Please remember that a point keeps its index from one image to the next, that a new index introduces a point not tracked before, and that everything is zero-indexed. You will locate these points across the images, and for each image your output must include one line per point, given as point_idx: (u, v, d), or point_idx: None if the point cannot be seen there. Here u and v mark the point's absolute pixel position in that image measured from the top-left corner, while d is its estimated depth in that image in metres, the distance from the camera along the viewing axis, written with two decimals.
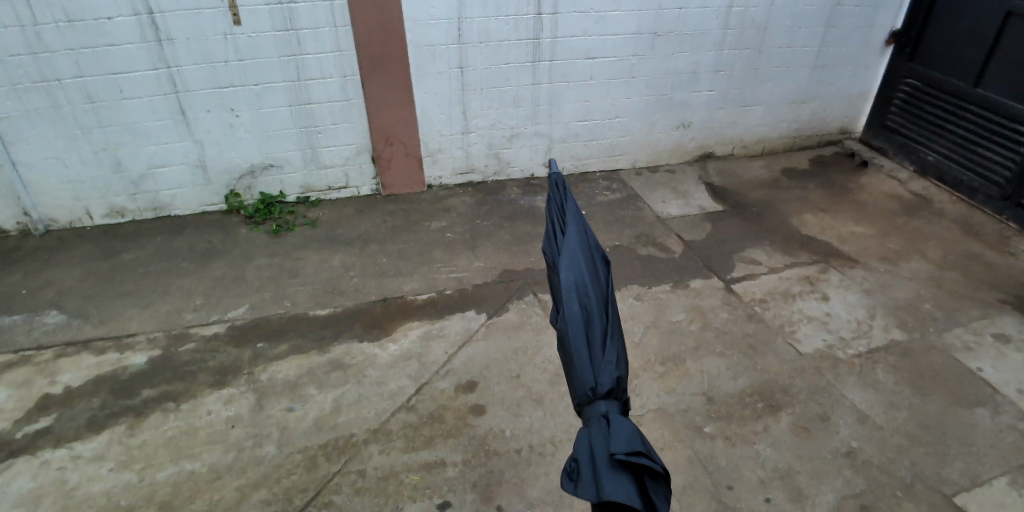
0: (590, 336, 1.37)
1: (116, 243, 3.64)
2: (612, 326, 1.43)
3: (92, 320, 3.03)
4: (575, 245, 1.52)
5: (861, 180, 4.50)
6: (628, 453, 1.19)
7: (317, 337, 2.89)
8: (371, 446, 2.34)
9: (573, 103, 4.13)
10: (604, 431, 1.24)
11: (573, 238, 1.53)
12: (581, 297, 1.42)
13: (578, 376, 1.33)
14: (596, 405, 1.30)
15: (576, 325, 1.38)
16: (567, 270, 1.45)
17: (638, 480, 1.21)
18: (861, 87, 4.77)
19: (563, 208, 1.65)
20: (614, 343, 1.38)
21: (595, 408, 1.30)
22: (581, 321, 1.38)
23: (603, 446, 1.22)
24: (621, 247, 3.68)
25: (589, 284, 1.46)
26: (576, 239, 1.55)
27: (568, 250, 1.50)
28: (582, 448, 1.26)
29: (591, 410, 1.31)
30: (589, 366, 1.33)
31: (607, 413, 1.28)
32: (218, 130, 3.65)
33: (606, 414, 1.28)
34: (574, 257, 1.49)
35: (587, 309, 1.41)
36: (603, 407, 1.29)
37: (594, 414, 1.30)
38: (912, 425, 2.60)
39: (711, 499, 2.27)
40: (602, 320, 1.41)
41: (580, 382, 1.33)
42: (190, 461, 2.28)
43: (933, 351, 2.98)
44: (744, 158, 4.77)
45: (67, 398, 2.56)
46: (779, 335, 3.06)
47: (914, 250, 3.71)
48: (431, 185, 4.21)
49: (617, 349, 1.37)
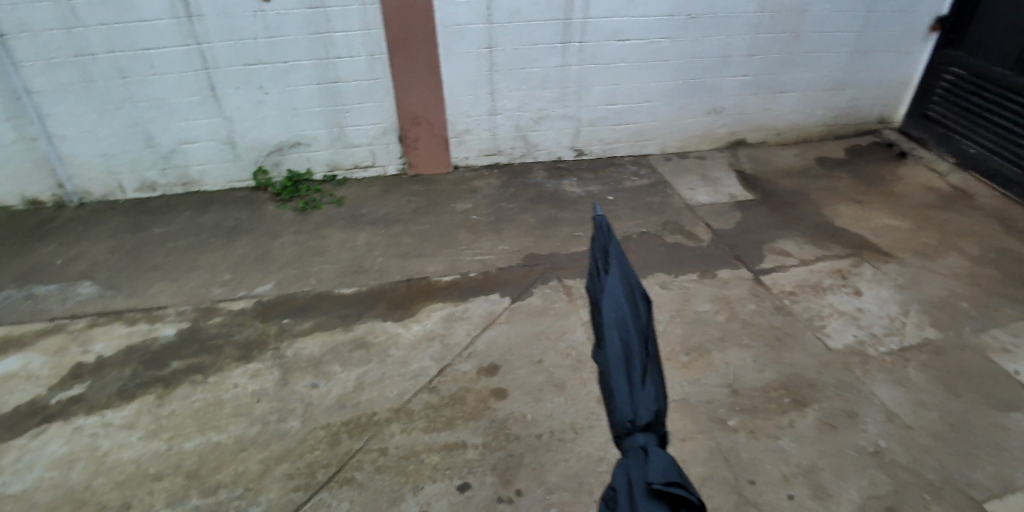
0: (632, 371, 1.34)
1: (146, 217, 3.70)
2: (653, 363, 1.40)
3: (124, 291, 3.09)
4: (618, 282, 1.49)
5: (898, 172, 4.35)
6: (664, 482, 1.16)
7: (341, 315, 2.91)
8: (392, 425, 2.35)
9: (602, 86, 4.06)
10: (642, 461, 1.23)
11: (616, 276, 1.49)
12: (623, 332, 1.40)
13: (617, 408, 1.32)
14: (635, 437, 1.29)
15: (617, 361, 1.35)
16: (609, 307, 1.42)
17: (674, 511, 1.16)
18: (903, 74, 4.59)
19: (605, 246, 1.60)
20: (653, 378, 1.36)
21: (634, 440, 1.29)
22: (623, 357, 1.36)
23: (640, 477, 1.20)
24: (648, 234, 3.62)
25: (631, 321, 1.42)
26: (620, 275, 1.51)
27: (611, 287, 1.47)
28: (620, 479, 1.25)
29: (629, 442, 1.30)
30: (628, 402, 1.31)
31: (645, 445, 1.27)
32: (246, 107, 3.66)
33: (644, 446, 1.27)
34: (616, 295, 1.45)
35: (629, 345, 1.38)
36: (641, 438, 1.28)
37: (632, 446, 1.29)
38: (943, 426, 2.52)
39: (731, 492, 2.24)
40: (643, 356, 1.38)
41: (619, 415, 1.32)
42: (216, 433, 2.32)
43: (967, 351, 2.89)
44: (777, 145, 4.65)
45: (99, 367, 2.63)
46: (807, 328, 2.99)
47: (952, 246, 3.59)
48: (457, 165, 4.19)
49: (655, 384, 1.35)
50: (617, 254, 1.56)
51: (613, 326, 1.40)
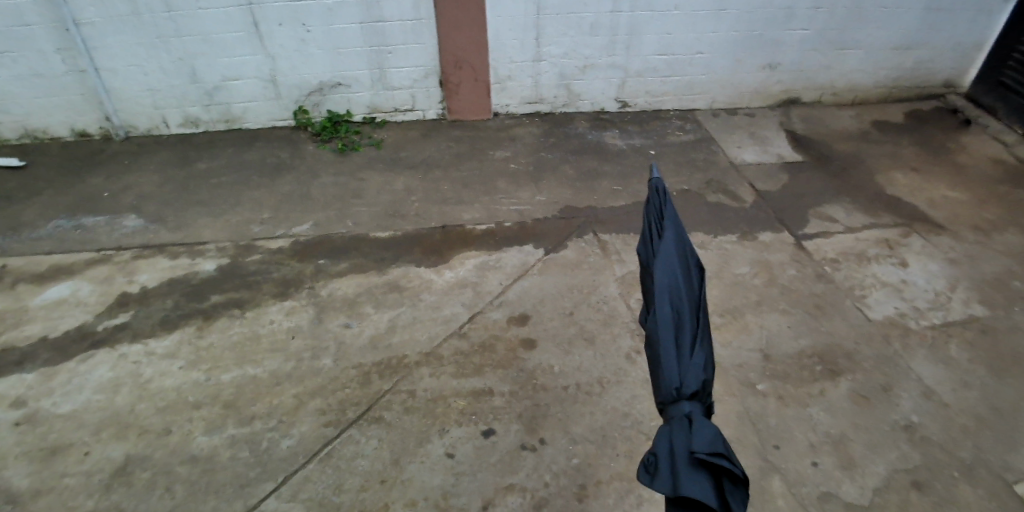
0: (681, 339, 1.32)
1: (189, 152, 3.76)
2: (703, 331, 1.37)
3: (167, 225, 3.17)
4: (672, 247, 1.44)
5: (961, 140, 4.10)
6: (708, 453, 1.15)
7: (377, 258, 2.93)
8: (422, 368, 2.39)
9: (653, 35, 3.88)
10: (686, 430, 1.20)
11: (671, 240, 1.44)
12: (674, 299, 1.36)
13: (663, 374, 1.29)
14: (680, 404, 1.26)
15: (666, 328, 1.32)
16: (662, 272, 1.38)
17: (717, 481, 1.16)
18: (980, 34, 4.27)
19: (661, 209, 1.54)
20: (702, 347, 1.33)
21: (679, 408, 1.25)
22: (672, 324, 1.33)
23: (683, 445, 1.18)
24: (689, 192, 3.51)
25: (683, 288, 1.38)
26: (674, 240, 1.46)
27: (665, 252, 1.42)
28: (661, 444, 1.23)
29: (674, 410, 1.27)
30: (676, 369, 1.28)
31: (690, 414, 1.24)
32: (290, 44, 3.63)
33: (689, 415, 1.24)
34: (670, 260, 1.41)
35: (680, 313, 1.35)
36: (687, 407, 1.25)
37: (676, 413, 1.26)
38: (983, 407, 2.44)
39: (756, 456, 2.23)
40: (693, 325, 1.35)
41: (665, 382, 1.29)
42: (252, 366, 2.39)
43: (1017, 332, 2.76)
44: (833, 106, 4.42)
45: (144, 297, 2.72)
46: (849, 298, 2.90)
47: (1012, 222, 3.39)
48: (497, 112, 4.11)
49: (705, 353, 1.32)
50: (674, 218, 1.51)
51: (665, 292, 1.36)
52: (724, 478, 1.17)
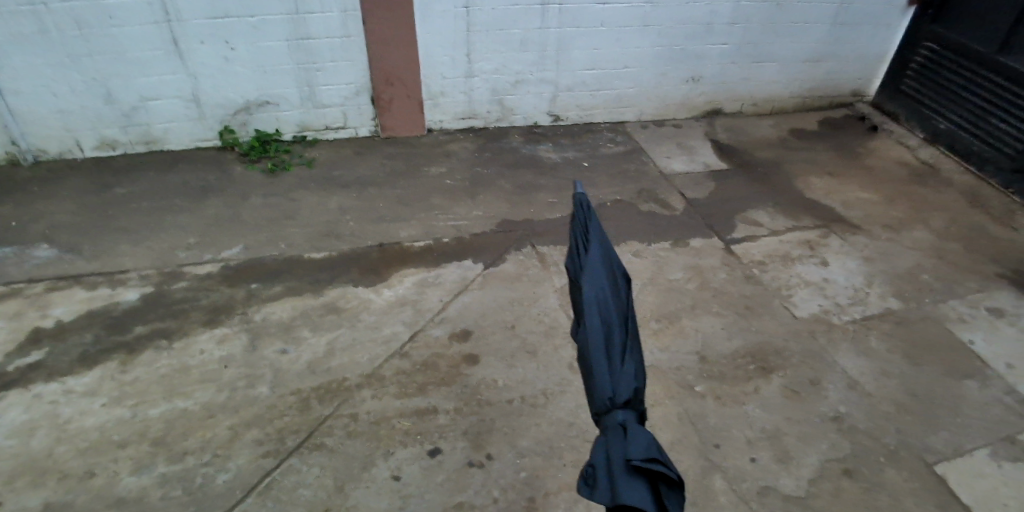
0: (611, 349, 1.35)
1: (108, 176, 3.56)
2: (632, 340, 1.41)
3: (84, 254, 2.98)
4: (598, 262, 1.50)
5: (870, 145, 4.41)
6: (644, 459, 1.15)
7: (312, 279, 2.86)
8: (364, 390, 2.34)
9: (581, 50, 3.99)
10: (621, 439, 1.21)
11: (596, 255, 1.50)
12: (603, 310, 1.41)
13: (596, 385, 1.31)
14: (614, 414, 1.28)
15: (596, 338, 1.36)
16: (589, 286, 1.43)
17: (653, 486, 1.16)
18: (879, 48, 4.62)
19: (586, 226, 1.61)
20: (632, 354, 1.36)
21: (613, 418, 1.27)
22: (602, 334, 1.37)
23: (620, 453, 1.19)
24: (623, 202, 3.61)
25: (611, 299, 1.43)
26: (599, 254, 1.52)
27: (591, 266, 1.48)
28: (599, 454, 1.23)
29: (609, 420, 1.28)
30: (606, 378, 1.31)
31: (624, 422, 1.25)
32: (213, 62, 3.51)
33: (623, 423, 1.25)
34: (596, 273, 1.47)
35: (609, 322, 1.40)
36: (621, 416, 1.27)
37: (611, 423, 1.27)
38: (901, 393, 2.62)
39: (698, 455, 2.30)
40: (622, 335, 1.39)
41: (599, 392, 1.31)
42: (183, 399, 2.28)
43: (927, 321, 2.98)
44: (753, 116, 4.66)
45: (59, 332, 2.54)
46: (776, 298, 3.05)
47: (918, 219, 3.67)
48: (431, 128, 4.10)
49: (635, 361, 1.35)
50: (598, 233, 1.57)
51: (594, 304, 1.41)
52: (661, 483, 1.16)
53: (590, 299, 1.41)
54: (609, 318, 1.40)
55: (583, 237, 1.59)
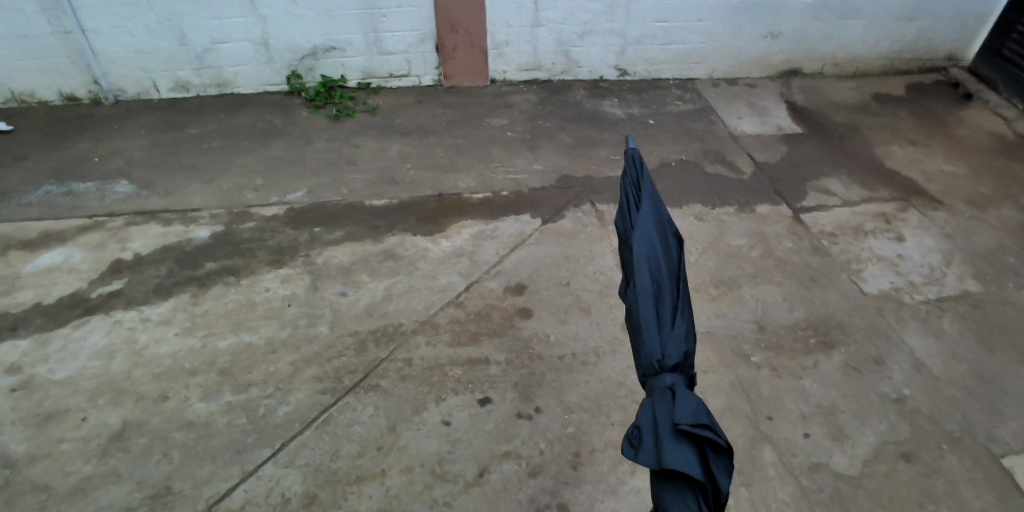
0: (661, 310, 1.26)
1: (181, 117, 3.68)
2: (684, 301, 1.31)
3: (159, 191, 3.12)
4: (650, 218, 1.39)
5: (961, 114, 4.07)
6: (691, 424, 1.10)
7: (371, 226, 2.90)
8: (418, 336, 2.38)
9: (654, 0, 3.80)
10: (668, 403, 1.15)
11: (649, 211, 1.39)
12: (654, 269, 1.31)
13: (644, 346, 1.24)
14: (662, 377, 1.20)
15: (645, 299, 1.27)
16: (640, 243, 1.33)
17: (700, 451, 1.12)
18: (983, 6, 4.20)
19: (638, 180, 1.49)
20: (683, 316, 1.28)
21: (660, 381, 1.20)
22: (652, 294, 1.27)
23: (666, 417, 1.13)
24: (687, 162, 3.49)
25: (662, 258, 1.33)
26: (652, 211, 1.41)
27: (643, 223, 1.37)
28: (645, 416, 1.17)
29: (655, 382, 1.21)
30: (655, 339, 1.22)
31: (672, 385, 1.18)
32: (281, 5, 3.52)
33: (671, 387, 1.18)
34: (648, 230, 1.36)
35: (659, 282, 1.29)
36: (669, 379, 1.19)
37: (657, 386, 1.20)
38: (971, 380, 2.47)
39: (748, 426, 2.25)
40: (673, 295, 1.30)
41: (645, 354, 1.23)
42: (248, 334, 2.38)
43: (1008, 306, 2.79)
44: (834, 77, 4.36)
45: (137, 263, 2.69)
46: (844, 271, 2.90)
47: (1008, 196, 3.39)
48: (494, 79, 4.04)
49: (686, 323, 1.26)
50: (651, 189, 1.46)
51: (644, 262, 1.31)
52: (706, 448, 1.13)
53: (642, 256, 1.31)
54: (660, 278, 1.30)
55: (635, 192, 1.47)
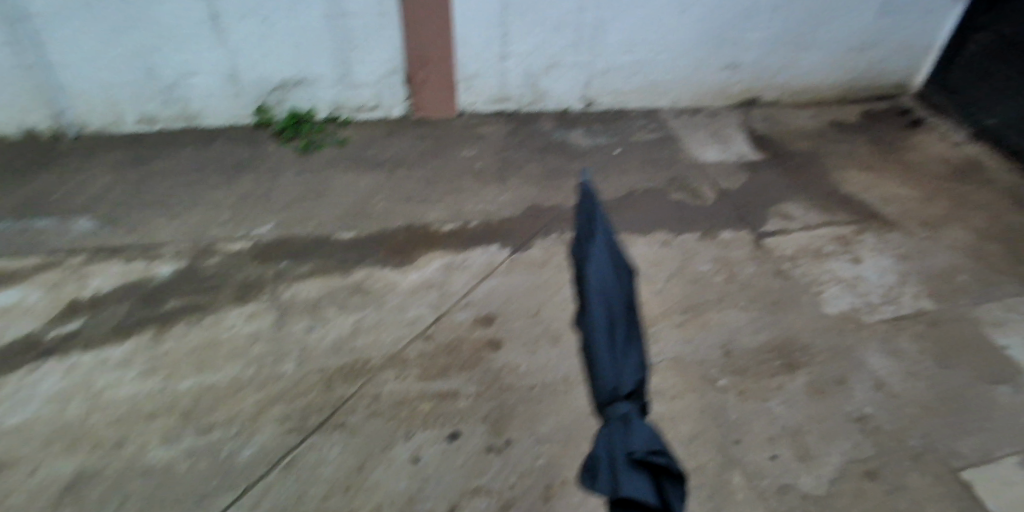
0: (615, 339, 1.25)
1: (145, 150, 3.61)
2: (634, 332, 1.32)
3: (120, 226, 3.04)
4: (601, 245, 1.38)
5: (911, 139, 4.26)
6: (648, 454, 1.10)
7: (340, 259, 2.88)
8: (387, 371, 2.36)
9: (619, 34, 3.89)
10: (624, 433, 1.16)
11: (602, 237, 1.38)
12: (608, 297, 1.30)
13: (599, 375, 1.23)
14: (617, 405, 1.20)
15: (599, 328, 1.25)
16: (594, 270, 1.31)
17: (656, 480, 1.12)
18: (928, 38, 4.43)
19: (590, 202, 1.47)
20: (635, 345, 1.27)
21: (616, 409, 1.20)
22: (606, 323, 1.27)
23: (623, 447, 1.13)
24: (654, 189, 3.56)
25: (614, 286, 1.32)
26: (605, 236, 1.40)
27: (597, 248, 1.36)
28: (601, 447, 1.17)
29: (610, 411, 1.21)
30: (611, 369, 1.22)
31: (627, 415, 1.19)
32: (248, 38, 3.50)
33: (626, 416, 1.19)
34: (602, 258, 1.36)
35: (612, 311, 1.29)
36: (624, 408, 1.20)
37: (612, 415, 1.20)
38: (930, 396, 2.55)
39: (718, 451, 2.28)
40: (626, 324, 1.30)
41: (600, 383, 1.23)
42: (212, 373, 2.33)
43: (962, 323, 2.89)
44: (792, 106, 4.52)
45: (96, 302, 2.61)
46: (806, 293, 2.98)
47: (958, 217, 3.54)
48: (463, 111, 4.07)
49: (638, 354, 1.28)
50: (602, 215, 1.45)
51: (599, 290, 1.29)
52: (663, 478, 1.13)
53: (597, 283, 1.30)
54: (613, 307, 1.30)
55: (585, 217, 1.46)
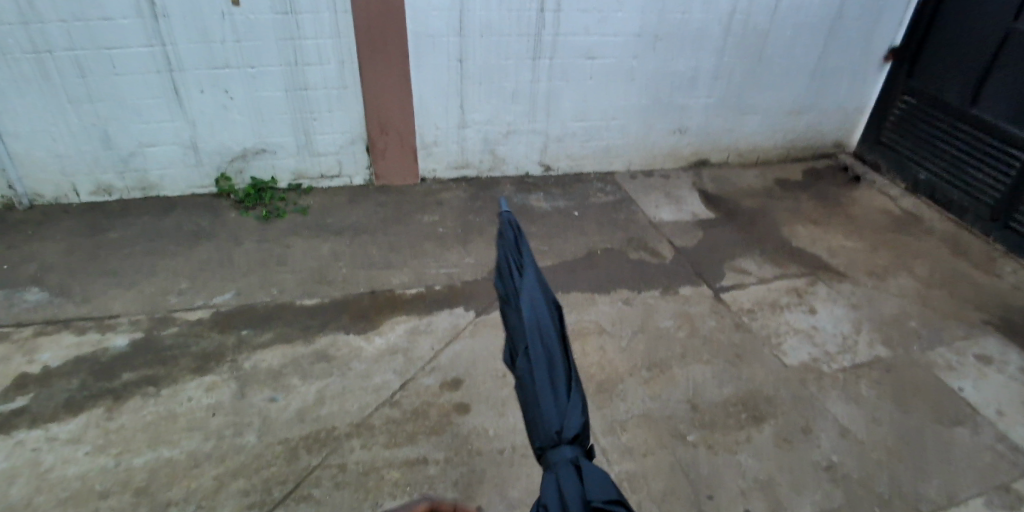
0: (556, 378, 1.22)
1: (102, 220, 3.59)
2: (574, 370, 1.29)
3: (74, 298, 2.97)
4: (534, 284, 1.38)
5: (853, 194, 4.54)
6: (604, 501, 1.02)
7: (303, 326, 2.86)
8: (353, 440, 2.31)
9: (571, 102, 4.13)
10: (575, 479, 1.07)
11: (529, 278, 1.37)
12: (543, 335, 1.28)
13: (542, 418, 1.17)
14: (562, 450, 1.13)
15: (540, 367, 1.22)
16: (524, 312, 1.30)
17: None
18: (857, 102, 4.81)
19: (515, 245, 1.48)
20: (576, 388, 1.25)
21: (560, 453, 1.12)
22: (544, 363, 1.23)
23: (576, 493, 1.04)
24: (612, 249, 3.67)
25: (550, 325, 1.31)
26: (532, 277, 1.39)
27: (525, 290, 1.35)
28: (548, 496, 1.07)
29: (554, 456, 1.13)
30: (551, 412, 1.17)
31: (575, 460, 1.12)
32: (211, 110, 3.59)
33: (573, 460, 1.12)
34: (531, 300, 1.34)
35: (551, 352, 1.26)
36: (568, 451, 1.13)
37: (558, 461, 1.12)
38: (893, 441, 2.62)
39: (691, 506, 2.27)
40: (566, 365, 1.27)
41: (543, 426, 1.16)
42: (168, 448, 2.24)
43: (915, 367, 3.01)
44: (738, 166, 4.79)
45: (46, 377, 2.51)
46: (765, 345, 3.07)
47: (902, 266, 3.74)
48: (424, 177, 4.19)
49: (580, 394, 1.24)
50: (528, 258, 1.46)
51: (531, 332, 1.27)
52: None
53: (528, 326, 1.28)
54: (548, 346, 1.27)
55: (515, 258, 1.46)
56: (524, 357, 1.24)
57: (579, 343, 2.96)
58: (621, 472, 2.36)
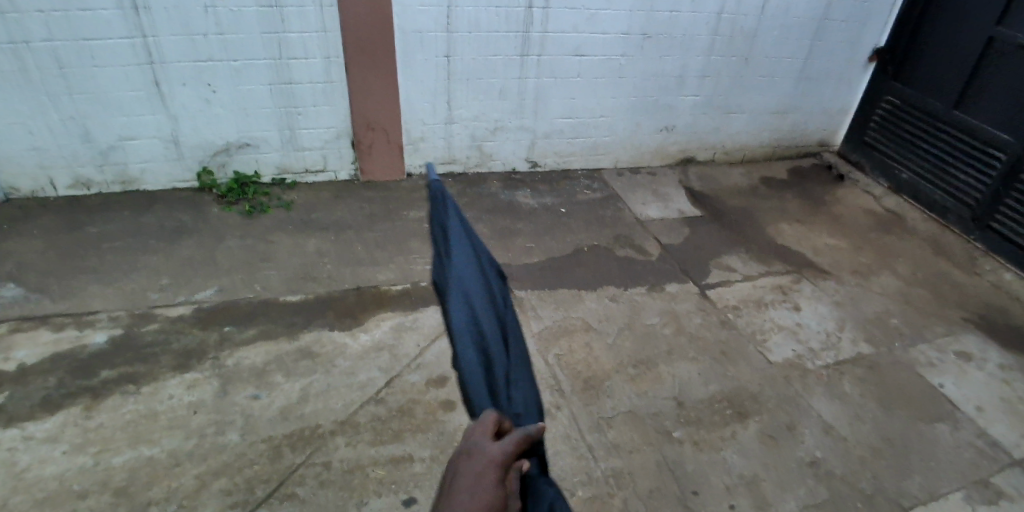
0: (491, 380, 1.25)
1: (82, 215, 3.52)
2: (514, 365, 1.32)
3: (51, 295, 2.91)
4: (465, 275, 1.37)
5: (837, 193, 4.59)
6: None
7: (287, 323, 2.83)
8: (338, 438, 2.29)
9: (559, 100, 4.12)
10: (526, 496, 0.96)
11: (464, 261, 1.38)
12: (476, 334, 1.29)
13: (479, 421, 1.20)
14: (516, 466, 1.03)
15: (472, 370, 1.25)
16: (460, 304, 1.30)
17: None
18: (841, 102, 4.86)
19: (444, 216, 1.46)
20: (515, 383, 1.27)
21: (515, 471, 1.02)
22: (479, 366, 1.25)
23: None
24: (599, 247, 3.68)
25: (485, 322, 1.32)
26: (468, 260, 1.41)
27: (460, 276, 1.36)
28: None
29: None
30: (497, 407, 1.19)
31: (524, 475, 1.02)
32: (193, 104, 3.54)
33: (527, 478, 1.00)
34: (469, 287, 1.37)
35: (485, 350, 1.28)
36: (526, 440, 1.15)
37: None
38: (875, 437, 2.65)
39: (677, 503, 2.27)
40: (504, 361, 1.30)
41: None
42: (149, 447, 2.20)
43: (897, 365, 3.05)
44: (724, 165, 4.82)
45: (22, 375, 2.46)
46: (750, 342, 3.09)
47: (885, 265, 3.79)
48: (411, 173, 4.16)
49: (520, 390, 1.27)
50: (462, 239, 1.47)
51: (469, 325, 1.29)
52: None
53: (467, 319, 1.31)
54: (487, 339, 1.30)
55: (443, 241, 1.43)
56: (462, 353, 1.26)
57: (567, 340, 2.95)
58: (607, 468, 2.36)
